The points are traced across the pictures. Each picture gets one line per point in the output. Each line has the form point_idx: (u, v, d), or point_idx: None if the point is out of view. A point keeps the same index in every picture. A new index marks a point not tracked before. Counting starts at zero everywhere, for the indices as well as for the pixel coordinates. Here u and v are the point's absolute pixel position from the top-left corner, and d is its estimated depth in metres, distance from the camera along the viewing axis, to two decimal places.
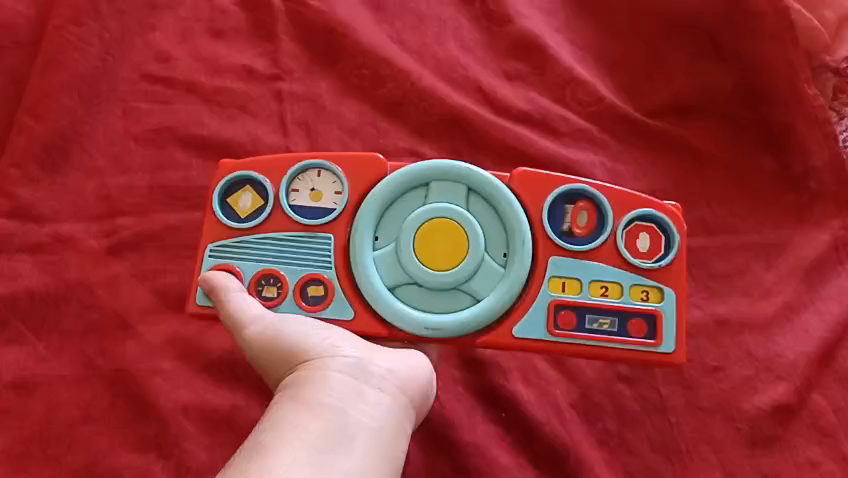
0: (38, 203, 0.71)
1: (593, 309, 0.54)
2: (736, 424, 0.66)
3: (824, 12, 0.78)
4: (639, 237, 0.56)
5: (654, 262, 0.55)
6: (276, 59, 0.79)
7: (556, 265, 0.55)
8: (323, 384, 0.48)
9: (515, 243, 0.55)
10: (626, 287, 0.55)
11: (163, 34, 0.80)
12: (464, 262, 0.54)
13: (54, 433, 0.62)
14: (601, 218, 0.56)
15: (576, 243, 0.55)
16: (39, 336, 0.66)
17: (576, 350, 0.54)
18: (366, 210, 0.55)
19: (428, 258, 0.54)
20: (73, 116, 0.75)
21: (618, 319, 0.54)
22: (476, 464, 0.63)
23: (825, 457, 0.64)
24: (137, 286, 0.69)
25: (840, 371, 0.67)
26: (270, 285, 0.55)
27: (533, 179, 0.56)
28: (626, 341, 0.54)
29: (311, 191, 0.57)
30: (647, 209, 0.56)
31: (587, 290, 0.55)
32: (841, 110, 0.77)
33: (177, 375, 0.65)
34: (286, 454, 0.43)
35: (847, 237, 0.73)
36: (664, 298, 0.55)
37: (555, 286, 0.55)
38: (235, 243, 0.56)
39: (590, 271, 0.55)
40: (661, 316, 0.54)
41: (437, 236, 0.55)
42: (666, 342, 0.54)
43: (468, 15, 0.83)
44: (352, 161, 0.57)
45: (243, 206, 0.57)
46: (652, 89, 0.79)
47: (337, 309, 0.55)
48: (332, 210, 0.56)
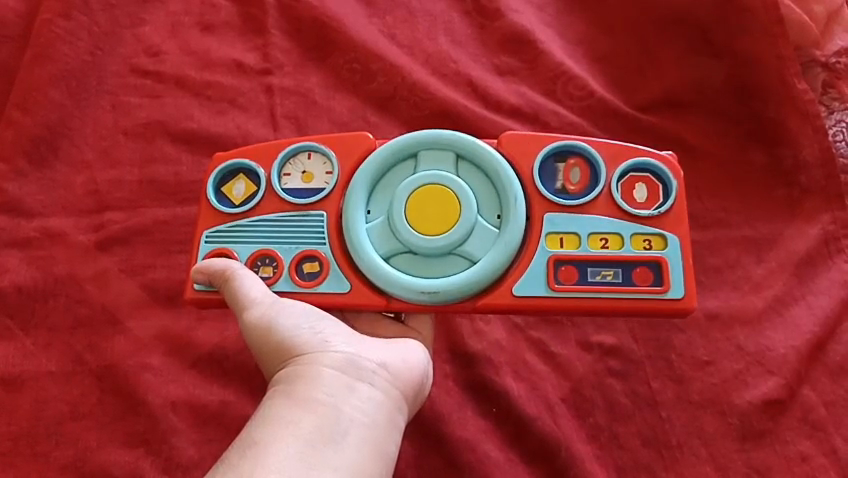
0: (27, 198, 0.71)
1: (594, 263, 0.54)
2: (727, 418, 0.65)
3: (814, 8, 0.79)
4: (636, 188, 0.55)
5: (654, 210, 0.55)
6: (266, 54, 0.79)
7: (552, 221, 0.55)
8: (316, 379, 0.48)
9: (507, 204, 0.54)
10: (627, 237, 0.54)
11: (153, 28, 0.80)
12: (458, 225, 0.54)
13: (40, 429, 0.61)
14: (594, 173, 0.56)
15: (571, 199, 0.55)
16: (27, 331, 0.66)
17: (581, 303, 0.53)
18: (356, 185, 0.56)
19: (421, 223, 0.54)
20: (62, 111, 0.75)
21: (621, 270, 0.53)
22: (467, 458, 0.63)
23: (816, 452, 0.64)
24: (126, 280, 0.68)
25: (830, 365, 0.67)
26: (266, 266, 0.55)
27: (521, 141, 0.56)
28: (632, 289, 0.53)
29: (302, 174, 0.57)
30: (639, 158, 0.56)
31: (586, 244, 0.54)
32: (831, 105, 0.76)
33: (166, 371, 0.64)
34: (278, 452, 0.43)
35: (837, 232, 0.72)
36: (667, 244, 0.54)
37: (553, 242, 0.54)
38: (230, 229, 0.56)
39: (588, 225, 0.54)
40: (666, 262, 0.54)
41: (429, 200, 0.55)
42: (674, 287, 0.53)
43: (459, 10, 0.83)
44: (342, 141, 0.57)
45: (237, 193, 0.58)
46: (643, 81, 0.80)
47: (332, 283, 0.54)
48: (323, 189, 0.56)
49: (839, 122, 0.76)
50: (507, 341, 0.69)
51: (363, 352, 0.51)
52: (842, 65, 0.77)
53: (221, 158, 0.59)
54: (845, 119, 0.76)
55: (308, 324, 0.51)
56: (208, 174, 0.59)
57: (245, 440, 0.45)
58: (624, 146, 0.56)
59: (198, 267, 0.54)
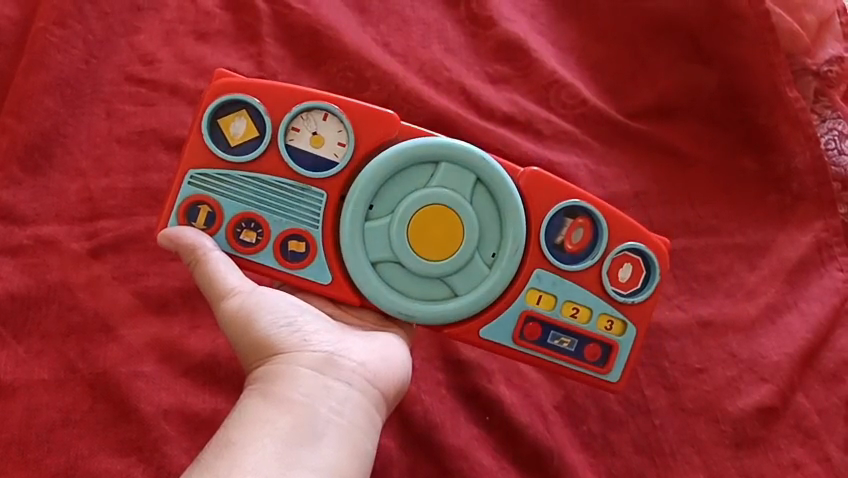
0: (20, 205, 0.71)
1: (559, 328, 0.55)
2: (720, 425, 0.65)
3: (804, 15, 0.77)
4: (623, 267, 0.56)
5: (629, 296, 0.56)
6: (260, 62, 0.80)
7: (539, 278, 0.55)
8: (294, 379, 0.50)
9: (506, 248, 0.54)
10: (595, 314, 0.55)
11: (147, 36, 0.80)
12: (451, 258, 0.54)
13: (32, 436, 0.61)
14: (594, 240, 0.55)
15: (563, 260, 0.55)
16: (18, 338, 0.65)
17: (533, 359, 0.56)
18: (366, 177, 0.53)
19: (417, 243, 0.53)
20: (56, 119, 0.75)
21: (577, 341, 0.55)
22: (460, 466, 0.62)
23: (808, 459, 0.64)
24: (119, 288, 0.68)
25: (823, 373, 0.67)
26: (249, 229, 0.54)
27: (542, 183, 0.55)
28: (578, 362, 0.56)
29: (313, 135, 0.54)
30: (640, 244, 0.55)
31: (559, 308, 0.55)
32: (823, 113, 0.76)
33: (158, 378, 0.64)
34: (254, 453, 0.46)
35: (829, 239, 0.73)
36: (626, 332, 0.56)
37: (532, 297, 0.55)
38: (219, 176, 0.53)
39: (568, 291, 0.55)
40: (617, 347, 0.56)
41: (431, 222, 0.53)
42: (615, 373, 0.56)
43: (452, 18, 0.84)
44: (364, 114, 0.54)
45: (234, 132, 0.54)
46: (635, 89, 0.81)
47: (314, 271, 0.54)
48: (333, 163, 0.54)
49: (831, 131, 0.76)
50: None
51: (343, 350, 0.52)
52: (834, 73, 0.77)
53: (231, 82, 0.54)
54: (837, 127, 0.76)
55: (289, 319, 0.53)
56: (209, 101, 0.54)
57: (225, 440, 0.48)
58: (631, 224, 0.56)
59: (167, 232, 0.53)
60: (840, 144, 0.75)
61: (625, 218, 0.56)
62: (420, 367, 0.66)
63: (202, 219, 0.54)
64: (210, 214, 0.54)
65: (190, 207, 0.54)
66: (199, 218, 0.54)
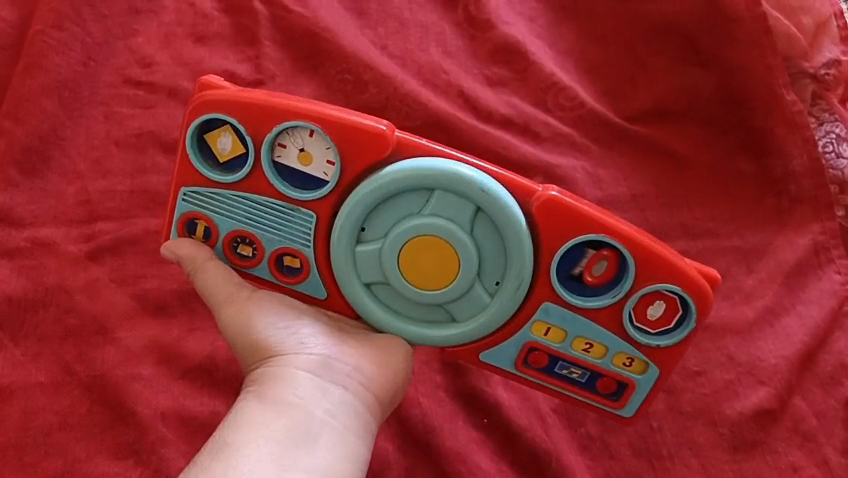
0: (18, 208, 0.71)
1: (568, 360, 0.55)
2: (718, 428, 0.65)
3: (801, 19, 0.77)
4: (652, 304, 0.53)
5: (654, 336, 0.54)
6: (258, 64, 0.80)
7: (546, 311, 0.53)
8: (290, 380, 0.50)
9: (507, 279, 0.51)
10: (611, 352, 0.54)
11: (145, 38, 0.80)
12: (449, 287, 0.52)
13: (29, 439, 0.61)
14: (615, 274, 0.52)
15: (578, 292, 0.52)
16: (16, 340, 0.65)
17: (539, 383, 0.57)
18: (361, 200, 0.50)
19: (412, 271, 0.52)
20: (54, 121, 0.74)
21: (588, 373, 0.56)
22: (457, 469, 0.62)
23: (807, 462, 0.64)
24: (116, 290, 0.68)
25: (821, 375, 0.67)
26: (245, 244, 0.55)
27: (560, 213, 0.50)
28: (588, 393, 0.57)
29: (300, 152, 0.51)
30: (673, 286, 0.52)
31: (569, 342, 0.54)
32: (820, 116, 0.76)
33: (156, 380, 0.64)
34: (250, 454, 0.46)
35: (826, 242, 0.73)
36: (646, 371, 0.55)
37: (539, 329, 0.54)
38: (210, 194, 0.54)
39: (580, 328, 0.53)
40: (633, 384, 0.56)
41: (428, 250, 0.51)
42: (628, 406, 0.57)
43: (450, 22, 0.84)
44: (350, 132, 0.50)
45: (222, 147, 0.53)
46: (633, 92, 0.81)
47: (310, 287, 0.55)
48: (322, 182, 0.52)
49: (828, 134, 0.76)
50: None
51: (338, 353, 0.53)
52: (831, 76, 0.77)
53: (212, 98, 0.52)
54: (834, 131, 0.76)
55: (286, 322, 0.53)
56: (192, 121, 0.52)
57: (221, 440, 0.47)
58: (666, 261, 0.51)
59: (169, 244, 0.55)
60: (837, 147, 0.76)
61: (662, 251, 0.52)
62: (419, 370, 0.66)
63: (200, 233, 0.55)
64: (208, 228, 0.55)
65: (188, 222, 0.55)
66: (199, 232, 0.55)
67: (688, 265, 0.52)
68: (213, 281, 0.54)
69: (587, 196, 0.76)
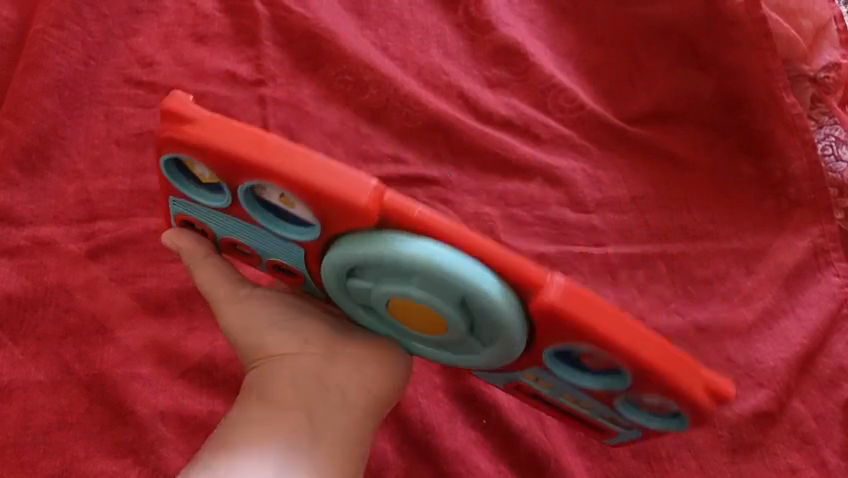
0: (18, 207, 0.70)
1: (557, 400, 0.52)
2: (717, 430, 0.65)
3: (801, 22, 0.77)
4: (651, 402, 0.46)
5: (645, 418, 0.49)
6: (258, 64, 0.80)
7: (538, 372, 0.49)
8: (291, 381, 0.50)
9: (496, 348, 0.46)
10: (599, 410, 0.51)
11: (145, 38, 0.80)
12: (440, 332, 0.47)
13: (27, 439, 0.61)
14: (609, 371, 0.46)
15: (574, 366, 0.47)
16: (15, 340, 0.65)
17: (531, 400, 0.55)
18: (340, 254, 0.44)
19: (401, 311, 0.47)
20: (54, 120, 0.74)
21: (576, 412, 0.53)
22: (457, 469, 0.62)
23: (805, 464, 0.64)
24: (116, 290, 0.68)
25: (819, 378, 0.68)
26: (241, 249, 0.53)
27: (559, 318, 0.42)
28: (576, 420, 0.55)
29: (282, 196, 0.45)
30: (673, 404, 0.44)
31: (556, 392, 0.51)
32: (820, 119, 0.77)
33: (155, 380, 0.64)
34: (246, 457, 0.47)
35: (826, 245, 0.73)
36: (632, 430, 0.52)
37: (529, 377, 0.50)
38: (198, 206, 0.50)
39: (568, 389, 0.49)
40: (620, 432, 0.53)
41: (414, 308, 0.46)
42: (613, 439, 0.55)
43: (450, 23, 0.84)
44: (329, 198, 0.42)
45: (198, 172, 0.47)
46: (633, 94, 0.81)
47: (310, 289, 0.54)
48: (307, 225, 0.45)
49: (827, 137, 0.76)
50: None
51: (340, 354, 0.52)
52: (831, 80, 0.77)
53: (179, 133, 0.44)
54: (833, 134, 0.76)
55: (288, 320, 0.54)
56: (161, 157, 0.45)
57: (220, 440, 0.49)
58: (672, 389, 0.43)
59: (168, 235, 0.55)
60: (836, 150, 0.76)
61: (681, 369, 0.43)
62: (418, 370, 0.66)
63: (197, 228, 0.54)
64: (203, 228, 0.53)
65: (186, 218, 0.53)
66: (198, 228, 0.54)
67: (705, 388, 0.44)
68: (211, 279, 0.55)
69: (588, 198, 0.76)
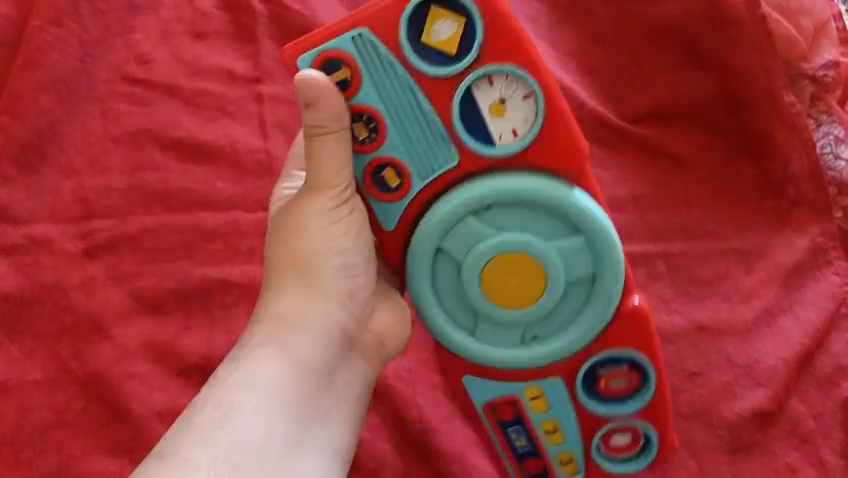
0: (15, 205, 0.70)
1: (523, 428, 0.57)
2: (716, 430, 0.67)
3: (801, 20, 0.76)
4: (616, 436, 0.57)
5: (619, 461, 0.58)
6: (257, 62, 0.78)
7: (551, 385, 0.55)
8: (321, 330, 0.52)
9: (549, 336, 0.53)
10: (563, 449, 0.57)
11: (143, 34, 0.79)
12: (527, 307, 0.51)
13: (25, 436, 0.62)
14: (639, 384, 0.55)
15: (598, 399, 0.56)
16: (11, 337, 0.65)
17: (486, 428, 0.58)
18: (483, 190, 0.50)
19: (494, 289, 0.51)
20: (51, 117, 0.74)
21: (529, 447, 0.58)
22: (453, 469, 0.62)
23: (804, 462, 0.65)
24: (112, 288, 0.67)
25: (818, 376, 0.68)
26: (362, 125, 0.50)
27: (641, 326, 0.54)
28: (513, 462, 0.59)
29: (496, 102, 0.49)
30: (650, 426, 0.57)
31: (544, 416, 0.56)
32: (818, 118, 0.76)
33: (150, 378, 0.64)
34: (263, 406, 0.48)
35: (825, 244, 0.73)
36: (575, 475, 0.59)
37: (531, 392, 0.55)
38: (385, 58, 0.48)
39: (563, 411, 0.56)
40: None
41: (504, 274, 0.51)
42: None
43: None
44: (552, 148, 0.50)
45: (438, 33, 0.48)
46: (633, 96, 0.81)
47: (384, 216, 0.52)
48: (493, 142, 0.50)
49: (826, 136, 0.75)
50: None
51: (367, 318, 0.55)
52: (830, 78, 0.76)
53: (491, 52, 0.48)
54: (832, 132, 0.75)
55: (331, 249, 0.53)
56: (324, 91, 0.48)
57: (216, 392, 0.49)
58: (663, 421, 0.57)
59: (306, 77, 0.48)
60: (835, 148, 0.75)
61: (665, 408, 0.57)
62: (415, 369, 0.66)
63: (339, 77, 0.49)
64: (345, 80, 0.49)
65: (327, 61, 0.49)
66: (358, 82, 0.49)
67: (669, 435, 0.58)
68: (325, 114, 0.49)
69: None
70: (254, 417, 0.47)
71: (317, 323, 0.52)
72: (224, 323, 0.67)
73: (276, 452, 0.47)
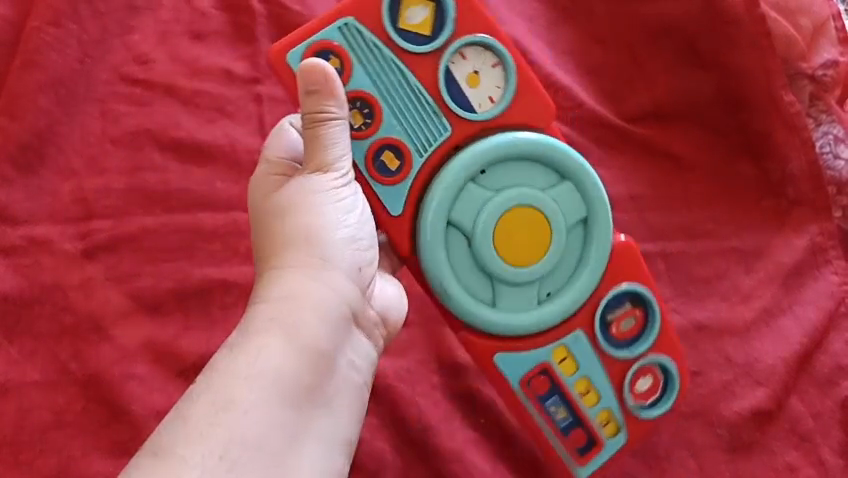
0: (14, 205, 0.70)
1: (562, 395, 0.60)
2: (715, 429, 0.67)
3: (800, 19, 0.77)
4: (642, 379, 0.61)
5: (649, 405, 0.61)
6: (256, 62, 0.78)
7: (575, 339, 0.59)
8: (329, 310, 0.50)
9: (560, 289, 0.59)
10: (600, 407, 0.60)
11: (141, 35, 0.79)
12: (533, 263, 0.58)
13: (24, 436, 0.62)
14: (648, 322, 0.60)
15: (613, 343, 0.60)
16: (11, 338, 0.65)
17: (525, 411, 0.60)
18: (481, 147, 0.57)
19: (506, 249, 0.57)
20: (51, 118, 0.74)
21: (570, 419, 0.60)
22: (453, 469, 0.62)
23: (803, 462, 0.66)
24: (111, 288, 0.67)
25: (817, 376, 0.68)
26: (356, 112, 0.56)
27: (631, 258, 0.60)
28: (560, 439, 0.60)
29: (471, 73, 0.57)
30: (664, 359, 0.61)
31: (575, 378, 0.60)
32: (817, 117, 0.76)
33: (150, 379, 0.64)
34: (270, 394, 0.45)
35: (823, 243, 0.74)
36: (615, 437, 0.61)
37: (558, 353, 0.59)
38: (371, 41, 0.56)
39: (591, 368, 0.60)
40: (598, 447, 0.60)
41: (513, 227, 0.57)
42: (579, 466, 0.61)
43: None
44: (523, 104, 0.58)
45: (411, 18, 0.56)
46: (632, 95, 0.81)
47: (389, 199, 0.57)
48: (473, 109, 0.57)
49: (826, 135, 0.76)
50: None
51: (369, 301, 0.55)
52: (829, 78, 0.76)
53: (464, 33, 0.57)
54: (832, 132, 0.76)
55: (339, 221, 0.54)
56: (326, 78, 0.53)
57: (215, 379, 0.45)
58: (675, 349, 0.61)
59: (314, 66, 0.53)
60: (834, 148, 0.75)
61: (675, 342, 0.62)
62: (414, 370, 0.66)
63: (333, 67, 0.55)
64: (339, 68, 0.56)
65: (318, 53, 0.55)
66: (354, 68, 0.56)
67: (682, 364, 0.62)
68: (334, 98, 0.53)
69: None
70: (255, 407, 0.44)
71: (323, 304, 0.50)
72: (225, 324, 0.67)
73: (276, 447, 0.44)
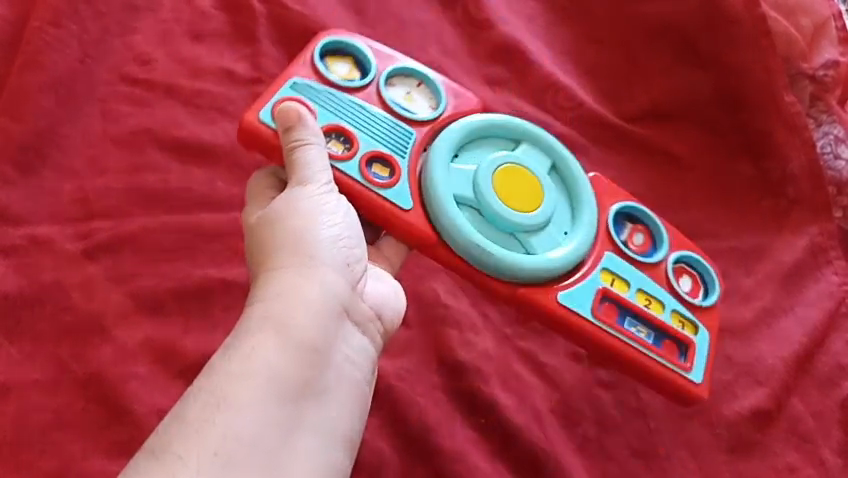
0: (14, 205, 0.69)
1: (634, 312, 0.62)
2: (714, 429, 0.66)
3: (801, 20, 0.78)
4: (682, 277, 0.66)
5: (700, 300, 0.66)
6: (256, 63, 0.80)
7: (610, 259, 0.63)
8: (316, 307, 0.50)
9: (574, 230, 0.63)
10: (668, 310, 0.64)
11: (143, 36, 0.80)
12: (535, 213, 0.62)
13: (26, 436, 0.60)
14: (652, 233, 0.67)
15: (639, 254, 0.65)
16: (11, 339, 0.64)
17: (612, 341, 0.61)
18: (451, 132, 0.62)
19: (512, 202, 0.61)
20: (52, 118, 0.73)
21: (653, 332, 0.62)
22: (455, 469, 0.61)
23: (804, 463, 0.65)
24: (112, 288, 0.67)
25: (817, 376, 0.69)
26: (337, 141, 0.59)
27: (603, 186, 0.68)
28: (658, 354, 0.62)
29: (405, 93, 0.65)
30: (684, 253, 0.67)
31: (633, 293, 0.63)
32: (818, 118, 0.77)
33: (150, 380, 0.64)
34: (260, 392, 0.45)
35: (823, 243, 0.74)
36: (698, 332, 0.64)
37: (606, 277, 0.62)
38: (323, 89, 0.61)
39: (638, 280, 0.63)
40: (693, 344, 0.63)
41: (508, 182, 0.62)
42: (694, 370, 0.63)
43: (450, 21, 0.84)
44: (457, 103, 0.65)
45: (339, 69, 0.64)
46: (630, 95, 0.81)
47: (398, 197, 0.59)
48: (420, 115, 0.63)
49: (826, 135, 0.76)
50: (496, 352, 0.68)
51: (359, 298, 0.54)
52: (830, 78, 0.77)
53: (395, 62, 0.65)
54: (832, 132, 0.76)
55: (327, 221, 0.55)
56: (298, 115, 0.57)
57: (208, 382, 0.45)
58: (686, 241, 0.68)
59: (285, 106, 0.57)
60: (835, 148, 0.76)
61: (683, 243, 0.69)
62: (415, 370, 0.66)
63: None
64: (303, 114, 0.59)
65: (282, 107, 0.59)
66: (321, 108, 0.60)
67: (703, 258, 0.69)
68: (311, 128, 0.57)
69: None
70: (247, 406, 0.44)
71: (312, 300, 0.50)
72: (225, 325, 0.67)
73: (271, 444, 0.44)
